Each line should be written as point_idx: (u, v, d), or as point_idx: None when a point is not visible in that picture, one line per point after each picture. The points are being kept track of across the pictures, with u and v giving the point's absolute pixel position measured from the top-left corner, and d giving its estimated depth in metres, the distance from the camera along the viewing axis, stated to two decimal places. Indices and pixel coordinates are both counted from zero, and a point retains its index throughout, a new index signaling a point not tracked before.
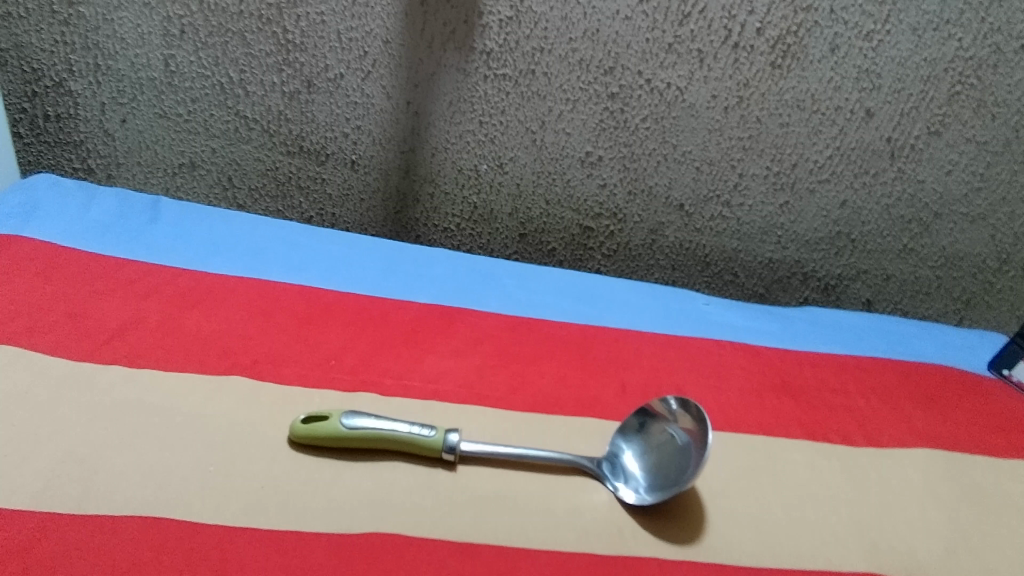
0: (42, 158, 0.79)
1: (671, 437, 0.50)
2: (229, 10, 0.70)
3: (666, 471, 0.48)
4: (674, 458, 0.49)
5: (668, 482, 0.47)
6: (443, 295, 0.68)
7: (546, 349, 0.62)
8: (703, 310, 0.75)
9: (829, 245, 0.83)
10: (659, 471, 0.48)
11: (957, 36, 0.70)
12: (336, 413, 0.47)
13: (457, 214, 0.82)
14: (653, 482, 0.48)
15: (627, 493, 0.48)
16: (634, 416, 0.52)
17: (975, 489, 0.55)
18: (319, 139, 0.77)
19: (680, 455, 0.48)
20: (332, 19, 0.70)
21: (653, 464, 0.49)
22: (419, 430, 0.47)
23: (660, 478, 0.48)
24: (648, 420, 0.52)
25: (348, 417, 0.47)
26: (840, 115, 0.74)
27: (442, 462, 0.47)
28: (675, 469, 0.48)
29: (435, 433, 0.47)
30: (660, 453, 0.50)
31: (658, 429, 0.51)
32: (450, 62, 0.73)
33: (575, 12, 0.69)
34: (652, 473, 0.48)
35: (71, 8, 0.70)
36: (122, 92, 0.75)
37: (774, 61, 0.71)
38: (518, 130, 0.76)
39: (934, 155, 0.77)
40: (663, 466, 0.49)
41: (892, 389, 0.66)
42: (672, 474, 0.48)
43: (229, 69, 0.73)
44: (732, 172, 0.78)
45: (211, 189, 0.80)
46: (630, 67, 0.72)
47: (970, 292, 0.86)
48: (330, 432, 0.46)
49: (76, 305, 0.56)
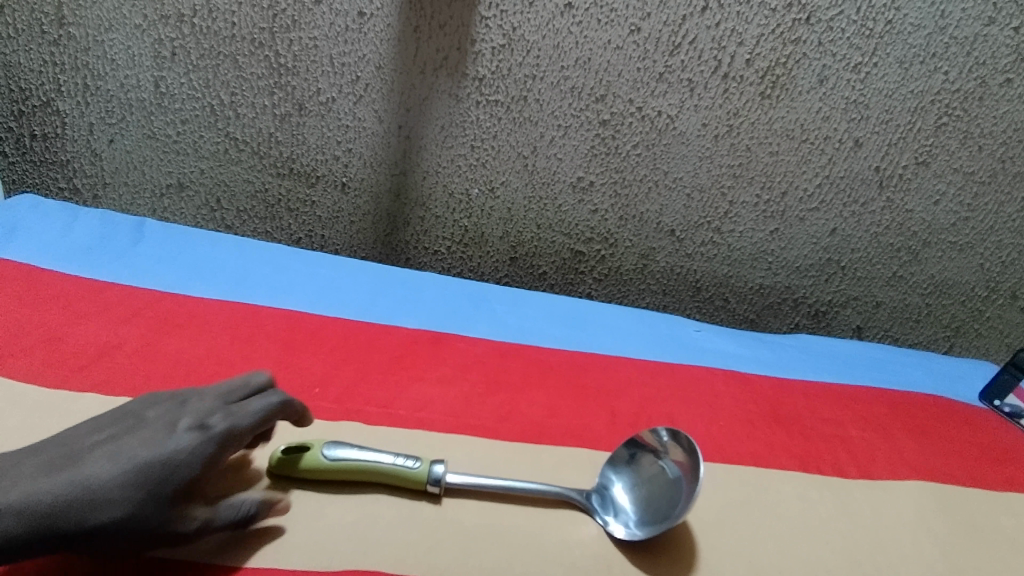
0: (28, 176, 0.79)
1: (662, 469, 0.49)
2: (221, 33, 0.70)
3: (657, 505, 0.47)
4: (664, 492, 0.48)
5: (658, 516, 0.46)
6: (431, 320, 0.68)
7: (534, 376, 0.62)
8: (693, 336, 0.74)
9: (818, 272, 0.83)
10: (650, 505, 0.48)
11: (943, 69, 0.71)
12: (319, 444, 0.46)
13: (448, 237, 0.82)
14: (643, 516, 0.47)
15: (616, 527, 0.47)
16: (624, 448, 0.52)
17: (970, 523, 0.54)
18: (310, 161, 0.77)
19: (671, 489, 0.48)
20: (325, 44, 0.70)
21: (643, 498, 0.49)
22: (404, 462, 0.46)
23: (651, 512, 0.47)
24: (639, 452, 0.51)
25: (329, 448, 0.46)
26: (828, 144, 0.75)
27: (429, 494, 0.47)
28: (666, 503, 0.47)
29: (419, 465, 0.46)
30: (650, 486, 0.49)
31: (648, 461, 0.51)
32: (443, 87, 0.73)
33: (567, 41, 0.70)
34: (642, 507, 0.48)
35: (61, 29, 0.70)
36: (111, 112, 0.75)
37: (763, 92, 0.72)
38: (510, 155, 0.76)
39: (922, 185, 0.77)
40: (654, 499, 0.48)
41: (884, 419, 0.66)
42: (663, 508, 0.47)
43: (220, 92, 0.73)
44: (722, 200, 0.79)
45: (198, 210, 0.80)
46: (621, 95, 0.73)
47: (959, 320, 0.87)
48: (312, 465, 0.45)
49: (53, 330, 0.55)
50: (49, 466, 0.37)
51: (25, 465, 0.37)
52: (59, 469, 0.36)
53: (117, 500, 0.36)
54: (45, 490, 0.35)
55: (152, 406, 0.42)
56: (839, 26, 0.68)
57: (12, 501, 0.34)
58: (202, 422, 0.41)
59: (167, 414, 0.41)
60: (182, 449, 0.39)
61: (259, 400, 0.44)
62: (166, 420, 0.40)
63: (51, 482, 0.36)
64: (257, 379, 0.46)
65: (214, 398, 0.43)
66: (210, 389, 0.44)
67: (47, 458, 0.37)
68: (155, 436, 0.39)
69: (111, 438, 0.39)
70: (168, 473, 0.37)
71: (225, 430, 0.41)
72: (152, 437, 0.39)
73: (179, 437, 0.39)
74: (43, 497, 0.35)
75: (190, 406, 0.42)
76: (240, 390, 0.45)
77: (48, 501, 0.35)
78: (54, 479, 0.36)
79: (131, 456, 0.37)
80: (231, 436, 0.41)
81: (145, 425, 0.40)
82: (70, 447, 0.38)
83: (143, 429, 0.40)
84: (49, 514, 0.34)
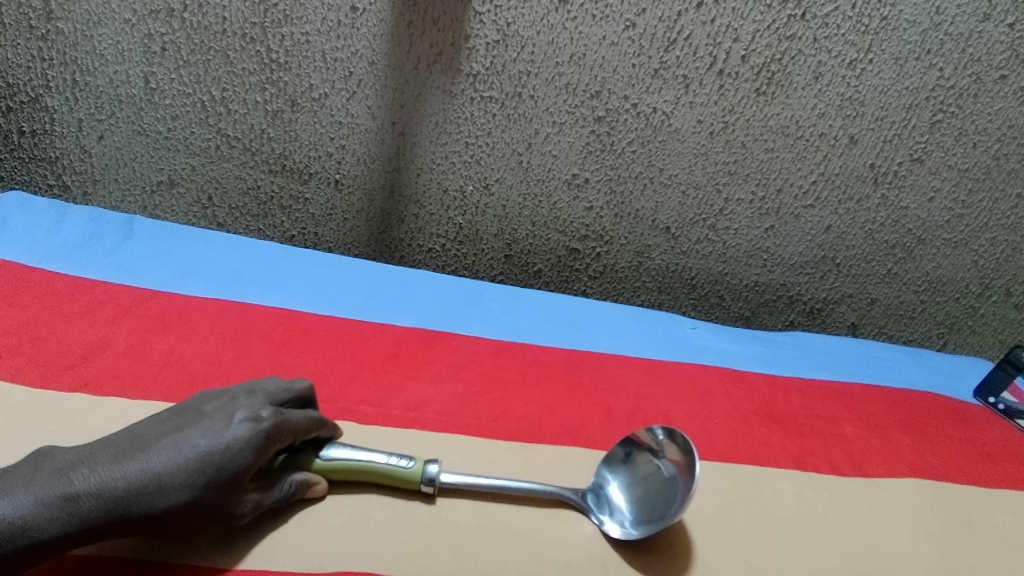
0: (17, 173, 0.78)
1: (658, 468, 0.49)
2: (211, 28, 0.69)
3: (653, 504, 0.47)
4: (661, 491, 0.48)
5: (654, 516, 0.46)
6: (426, 318, 0.67)
7: (531, 374, 0.62)
8: (689, 334, 0.74)
9: (813, 270, 0.83)
10: (646, 504, 0.47)
11: (938, 66, 0.70)
12: (315, 446, 0.46)
13: (442, 234, 0.81)
14: (639, 515, 0.47)
15: (612, 526, 0.47)
16: (620, 447, 0.51)
17: (966, 521, 0.54)
18: (302, 158, 0.76)
19: (667, 488, 0.47)
20: (317, 39, 0.70)
21: (640, 497, 0.48)
22: (397, 462, 0.45)
23: (647, 511, 0.47)
24: (634, 451, 0.51)
25: (322, 449, 0.45)
26: (824, 141, 0.75)
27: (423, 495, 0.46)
28: (662, 503, 0.47)
29: (413, 464, 0.46)
30: (646, 485, 0.49)
31: (644, 460, 0.50)
32: (436, 83, 0.72)
33: (562, 37, 0.69)
34: (638, 506, 0.47)
35: (49, 24, 0.69)
36: (100, 108, 0.74)
37: (759, 88, 0.72)
38: (505, 152, 0.76)
39: (917, 182, 0.77)
40: (650, 499, 0.48)
41: (879, 416, 0.66)
42: (659, 507, 0.46)
43: (212, 88, 0.72)
44: (718, 197, 0.78)
45: (190, 208, 0.79)
46: (616, 92, 0.72)
47: (953, 317, 0.87)
48: (303, 469, 0.44)
49: (42, 330, 0.54)
50: (119, 454, 0.38)
51: (95, 453, 0.38)
52: (128, 457, 0.38)
53: (183, 486, 0.37)
54: (121, 476, 0.37)
55: (210, 400, 0.43)
56: (834, 23, 0.68)
57: (90, 486, 0.36)
58: (256, 415, 0.41)
59: (223, 408, 0.42)
60: (238, 441, 0.39)
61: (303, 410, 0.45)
62: (223, 413, 0.41)
63: (125, 468, 0.37)
64: (301, 385, 0.46)
65: (265, 397, 0.43)
66: (260, 386, 0.45)
67: (116, 446, 0.39)
68: (215, 428, 0.40)
69: (174, 429, 0.40)
70: (226, 462, 0.38)
71: (275, 424, 0.41)
72: (212, 429, 0.39)
73: (235, 428, 0.40)
74: (119, 482, 0.36)
75: (244, 401, 0.43)
76: (286, 394, 0.45)
77: (123, 487, 0.36)
78: (127, 466, 0.37)
79: (193, 446, 0.38)
80: (280, 429, 0.41)
81: (204, 418, 0.41)
82: (139, 435, 0.40)
83: (203, 421, 0.40)
84: (123, 498, 0.36)
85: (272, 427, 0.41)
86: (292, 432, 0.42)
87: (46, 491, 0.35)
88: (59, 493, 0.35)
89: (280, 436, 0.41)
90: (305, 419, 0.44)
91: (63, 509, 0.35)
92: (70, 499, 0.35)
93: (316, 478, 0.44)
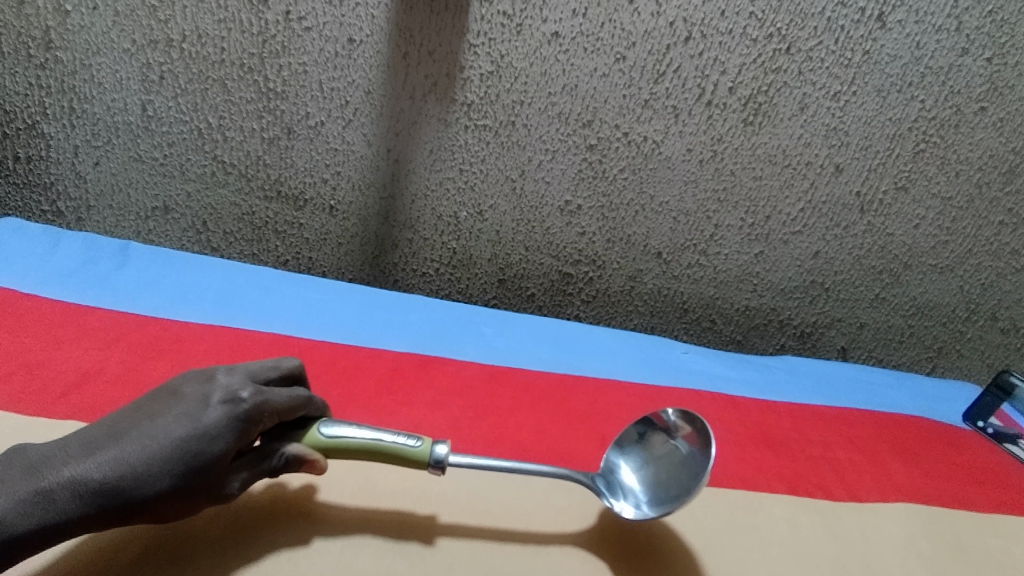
0: (11, 199, 0.78)
1: (671, 448, 0.50)
2: (210, 58, 0.70)
3: (667, 482, 0.48)
4: (673, 470, 0.48)
5: (668, 493, 0.47)
6: (419, 342, 0.68)
7: (522, 398, 0.62)
8: (681, 358, 0.75)
9: (803, 294, 0.84)
10: (659, 484, 0.48)
11: (920, 97, 0.72)
12: (309, 424, 0.45)
13: (436, 259, 0.82)
14: (653, 496, 0.48)
15: (626, 508, 0.48)
16: (633, 428, 0.53)
17: (957, 544, 0.54)
18: (297, 184, 0.77)
19: (681, 467, 0.48)
20: (314, 70, 0.71)
21: (653, 477, 0.49)
22: (404, 441, 0.44)
23: (661, 491, 0.48)
24: (648, 432, 0.52)
25: (326, 426, 0.44)
26: (810, 170, 0.76)
27: (420, 536, 0.45)
28: (676, 481, 0.47)
29: (420, 444, 0.44)
30: (658, 465, 0.50)
31: (658, 441, 0.51)
32: (431, 112, 0.73)
33: (555, 68, 0.71)
34: (651, 488, 0.48)
35: (48, 53, 0.70)
36: (97, 135, 0.74)
37: (746, 119, 0.73)
38: (498, 178, 0.77)
39: (902, 209, 0.79)
40: (663, 477, 0.49)
41: (869, 440, 0.66)
42: (672, 485, 0.47)
43: (208, 115, 0.73)
44: (708, 223, 0.80)
45: (185, 233, 0.80)
46: (607, 121, 0.74)
47: (941, 341, 0.88)
48: (304, 444, 0.44)
49: (32, 357, 0.54)
50: (91, 446, 0.37)
51: (68, 446, 0.37)
52: (102, 447, 0.37)
53: (160, 475, 0.36)
54: (95, 469, 0.36)
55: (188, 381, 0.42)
56: (818, 56, 0.70)
57: (63, 480, 0.35)
58: (234, 395, 0.40)
59: (200, 388, 0.40)
60: (217, 424, 0.39)
61: (286, 390, 0.44)
62: (199, 394, 0.40)
63: (97, 459, 0.36)
64: (288, 364, 0.46)
65: (246, 374, 0.43)
66: (243, 365, 0.44)
67: (90, 437, 0.38)
68: (190, 410, 0.39)
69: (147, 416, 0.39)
70: (204, 447, 0.38)
71: (255, 405, 0.40)
72: (186, 413, 0.39)
73: (212, 411, 0.39)
74: (93, 475, 0.35)
75: (223, 378, 0.42)
76: (271, 372, 0.45)
77: (98, 478, 0.35)
78: (101, 457, 0.36)
79: (169, 432, 0.37)
80: (260, 410, 0.41)
81: (179, 401, 0.40)
82: (114, 423, 0.39)
83: (179, 404, 0.39)
84: (100, 491, 0.35)
85: (251, 408, 0.40)
86: (274, 412, 0.42)
87: (20, 488, 0.35)
88: (33, 489, 0.35)
89: (260, 417, 0.41)
90: (288, 399, 0.43)
91: (40, 504, 0.34)
92: (45, 495, 0.35)
93: (317, 455, 0.43)
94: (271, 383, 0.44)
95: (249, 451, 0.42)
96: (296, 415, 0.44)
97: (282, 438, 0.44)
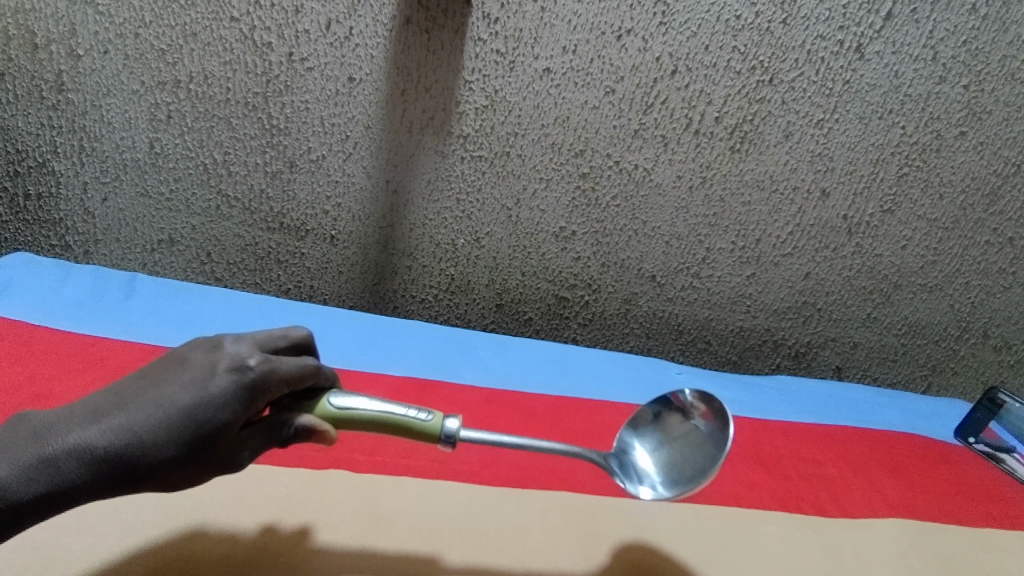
0: (20, 235, 0.80)
1: (686, 431, 0.53)
2: (215, 97, 0.73)
3: (682, 463, 0.51)
4: (688, 451, 0.51)
5: (685, 473, 0.49)
6: (418, 366, 0.69)
7: (519, 419, 0.63)
8: (675, 379, 0.76)
9: (796, 314, 0.86)
10: (675, 465, 0.51)
11: (901, 124, 0.75)
12: (318, 394, 0.44)
13: (435, 285, 0.84)
14: (669, 476, 0.50)
15: (643, 489, 0.50)
16: (648, 413, 0.55)
17: (948, 560, 0.55)
18: (299, 216, 0.79)
19: (696, 448, 0.51)
20: (316, 107, 0.74)
21: (668, 459, 0.52)
22: (415, 414, 0.43)
23: (677, 471, 0.50)
24: (664, 413, 0.55)
25: (336, 396, 0.43)
26: (797, 194, 0.79)
27: (423, 566, 0.46)
28: (691, 460, 0.50)
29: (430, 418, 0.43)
30: (673, 447, 0.52)
31: (672, 425, 0.54)
32: (428, 145, 0.76)
33: (547, 101, 0.73)
34: (666, 469, 0.51)
35: (60, 95, 0.73)
36: (105, 172, 0.77)
37: (733, 146, 0.76)
38: (494, 207, 0.79)
39: (889, 231, 0.81)
40: (678, 458, 0.51)
41: (861, 457, 0.67)
42: (688, 464, 0.50)
43: (214, 151, 0.76)
44: (700, 247, 0.82)
45: (189, 264, 0.82)
46: (599, 150, 0.76)
47: (934, 359, 0.90)
48: (315, 415, 0.42)
49: (41, 386, 0.55)
50: (97, 413, 0.37)
51: (73, 412, 0.37)
52: (107, 415, 0.37)
53: (166, 443, 0.36)
54: (100, 436, 0.36)
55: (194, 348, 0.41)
56: (800, 87, 0.73)
57: (67, 447, 0.35)
58: (241, 363, 0.39)
59: (207, 356, 0.40)
60: (224, 392, 0.38)
61: (295, 358, 0.43)
62: (205, 361, 0.40)
63: (102, 426, 0.36)
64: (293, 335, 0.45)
65: (252, 342, 0.42)
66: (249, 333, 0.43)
67: (95, 404, 0.38)
68: (197, 378, 0.39)
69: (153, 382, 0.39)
70: (211, 415, 0.38)
71: (263, 374, 0.40)
72: (193, 381, 0.38)
73: (219, 380, 0.38)
74: (98, 442, 0.35)
75: (229, 347, 0.41)
76: (280, 341, 0.45)
77: (103, 445, 0.35)
78: (105, 424, 0.36)
79: (174, 400, 0.37)
80: (268, 379, 0.40)
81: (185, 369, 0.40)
82: (119, 391, 0.38)
83: (186, 371, 0.39)
84: (104, 458, 0.35)
85: (259, 377, 0.39)
86: (282, 381, 0.41)
87: (24, 455, 0.35)
88: (37, 456, 0.35)
89: (268, 386, 0.40)
90: (297, 367, 0.42)
91: (45, 471, 0.35)
92: (50, 461, 0.35)
93: (327, 426, 0.42)
94: (280, 352, 0.44)
95: (259, 421, 0.41)
96: (306, 384, 0.43)
97: (292, 408, 0.43)
